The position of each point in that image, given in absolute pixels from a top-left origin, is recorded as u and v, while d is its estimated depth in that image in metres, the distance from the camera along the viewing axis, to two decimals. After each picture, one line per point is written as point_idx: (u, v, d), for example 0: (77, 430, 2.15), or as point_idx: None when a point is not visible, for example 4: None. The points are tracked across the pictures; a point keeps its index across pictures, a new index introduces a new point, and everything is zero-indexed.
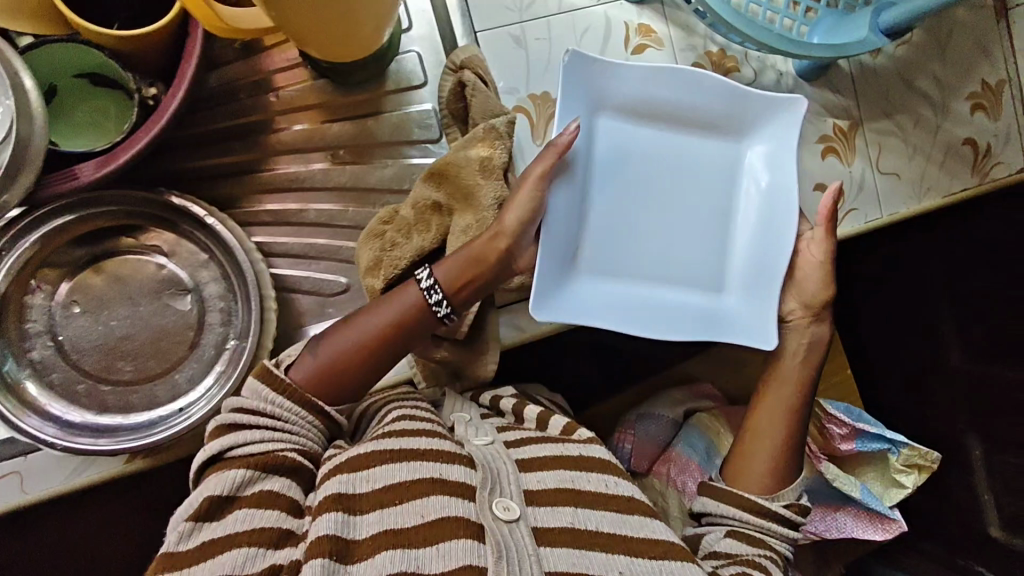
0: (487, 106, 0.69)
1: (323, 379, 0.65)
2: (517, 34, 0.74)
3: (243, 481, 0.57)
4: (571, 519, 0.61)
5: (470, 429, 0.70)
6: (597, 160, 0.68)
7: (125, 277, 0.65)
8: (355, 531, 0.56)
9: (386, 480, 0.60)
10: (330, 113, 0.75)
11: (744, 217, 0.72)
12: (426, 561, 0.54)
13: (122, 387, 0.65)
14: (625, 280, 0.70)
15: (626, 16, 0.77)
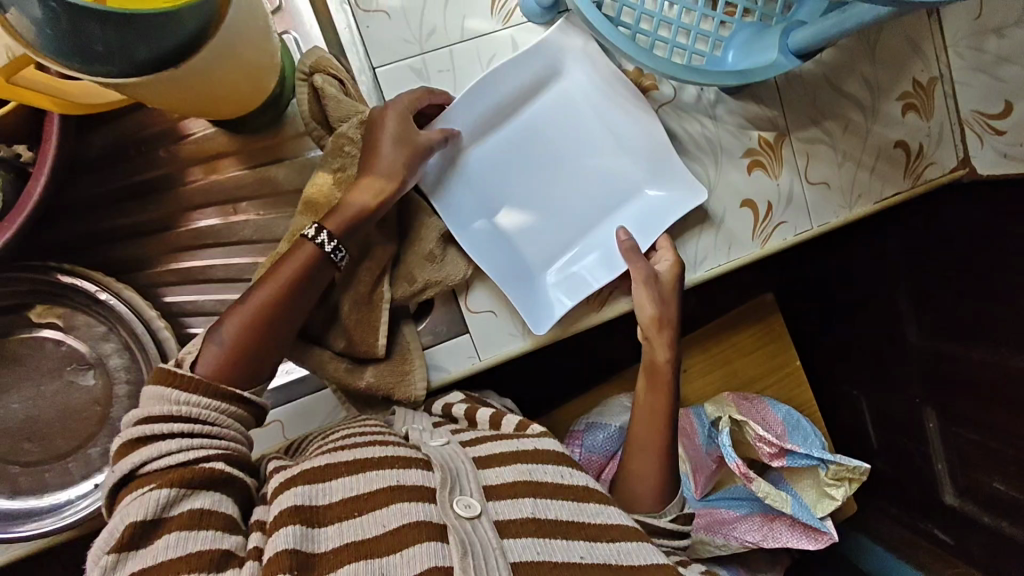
0: (344, 108, 0.66)
1: (230, 365, 0.61)
2: (418, 67, 0.71)
3: (167, 504, 0.53)
4: (531, 510, 0.61)
5: (425, 433, 0.69)
6: (530, 115, 0.74)
7: (24, 357, 0.63)
8: (316, 545, 0.54)
9: (344, 490, 0.58)
10: (230, 162, 0.71)
11: (596, 239, 0.76)
12: (391, 568, 0.53)
13: (32, 468, 0.63)
14: (474, 198, 0.73)
15: (534, 39, 0.73)
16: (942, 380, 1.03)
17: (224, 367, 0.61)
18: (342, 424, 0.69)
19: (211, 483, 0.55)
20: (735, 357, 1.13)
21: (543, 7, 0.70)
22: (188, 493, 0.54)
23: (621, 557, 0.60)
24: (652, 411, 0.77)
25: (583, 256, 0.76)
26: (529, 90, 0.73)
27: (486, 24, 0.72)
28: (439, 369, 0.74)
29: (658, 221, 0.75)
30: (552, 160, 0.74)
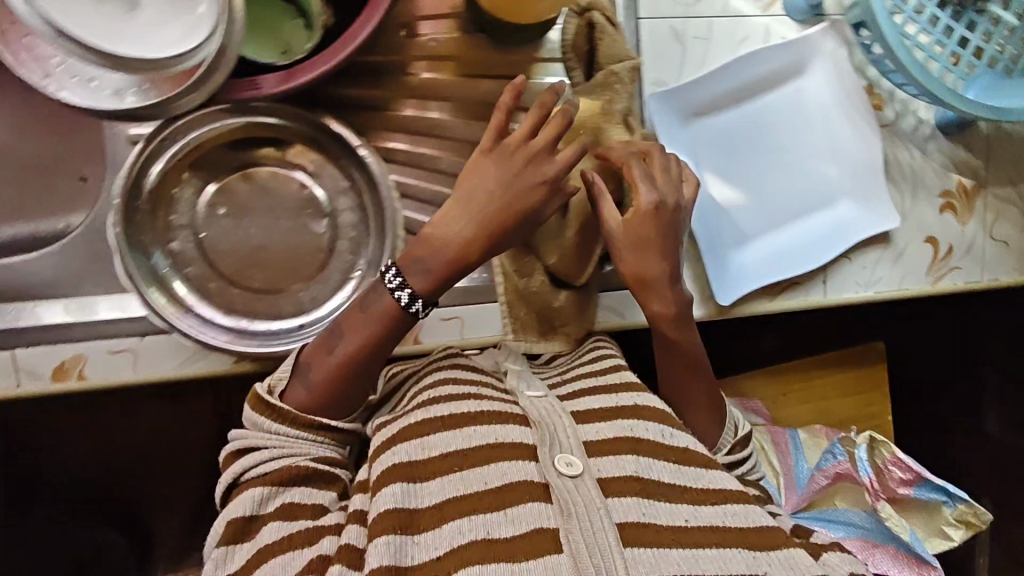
0: (613, 49, 0.69)
1: (319, 394, 0.60)
2: (678, 28, 0.73)
3: (263, 499, 0.55)
4: (634, 468, 0.58)
5: (522, 381, 0.66)
6: (763, 101, 0.76)
7: (269, 188, 0.66)
8: (419, 500, 0.55)
9: (442, 445, 0.58)
10: (469, 66, 0.72)
11: (787, 232, 0.78)
12: (496, 525, 0.52)
13: (252, 293, 0.65)
14: (694, 162, 0.74)
15: (786, 32, 0.76)
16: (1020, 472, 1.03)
17: (312, 405, 0.60)
18: (427, 366, 0.67)
19: (305, 478, 0.57)
20: (833, 396, 1.15)
21: (808, 6, 0.74)
22: (280, 490, 0.56)
23: (727, 518, 0.57)
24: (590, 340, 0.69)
25: (771, 244, 0.78)
26: (768, 79, 0.76)
27: (748, 7, 0.74)
28: (613, 313, 0.78)
29: (847, 234, 0.78)
30: (772, 148, 0.76)
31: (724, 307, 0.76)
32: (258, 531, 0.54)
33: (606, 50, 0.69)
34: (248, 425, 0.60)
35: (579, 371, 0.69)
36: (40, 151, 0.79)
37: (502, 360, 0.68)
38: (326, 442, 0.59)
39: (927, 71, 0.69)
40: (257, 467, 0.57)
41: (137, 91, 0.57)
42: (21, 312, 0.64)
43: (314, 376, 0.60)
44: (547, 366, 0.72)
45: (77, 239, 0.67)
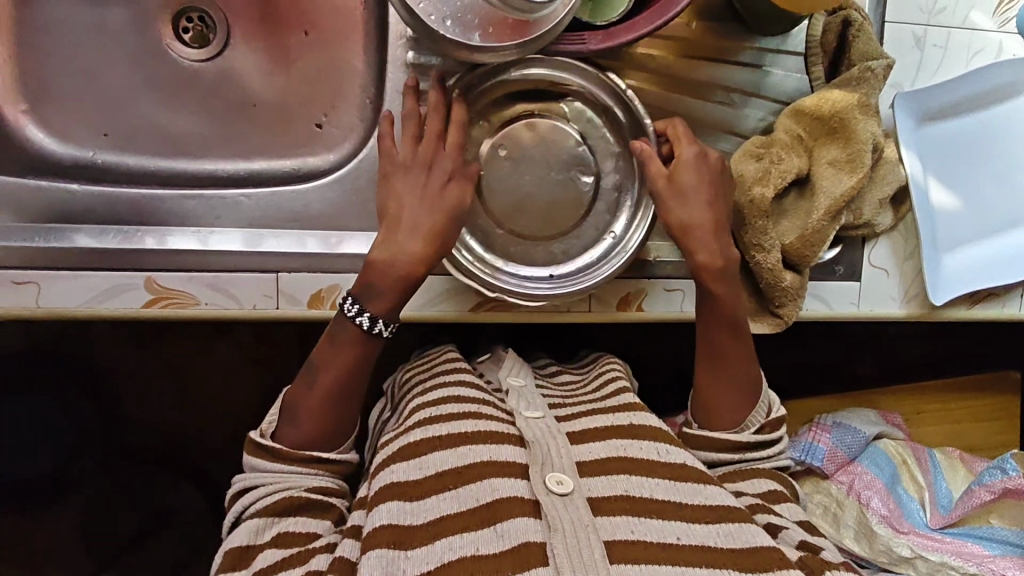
0: (868, 47, 0.72)
1: (311, 422, 0.69)
2: (919, 34, 0.77)
3: (259, 529, 0.63)
4: (624, 488, 0.66)
5: (521, 402, 0.76)
6: (991, 112, 0.78)
7: (549, 139, 0.71)
8: (414, 517, 0.63)
9: (437, 462, 0.67)
10: (706, 50, 0.76)
11: (998, 241, 0.79)
12: (485, 542, 0.60)
13: (515, 237, 0.72)
14: (920, 161, 0.77)
15: (1015, 51, 0.79)
16: None
17: (307, 438, 0.69)
18: (436, 380, 0.80)
19: (303, 507, 0.65)
20: (965, 418, 1.15)
21: None
22: (277, 520, 0.64)
23: (720, 539, 0.62)
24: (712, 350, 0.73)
25: (982, 252, 0.79)
26: (998, 92, 0.78)
27: (986, 22, 0.78)
28: (818, 302, 0.79)
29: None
30: (993, 160, 0.79)
31: (933, 306, 0.79)
32: (257, 552, 0.62)
33: (861, 49, 0.72)
34: (248, 468, 0.69)
35: (585, 398, 0.82)
36: (286, 94, 0.83)
37: (509, 378, 0.81)
38: (322, 475, 0.68)
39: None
40: (260, 502, 0.65)
41: (481, 34, 0.57)
42: (295, 240, 0.71)
43: (307, 429, 0.68)
44: (573, 391, 0.85)
45: (345, 177, 0.72)
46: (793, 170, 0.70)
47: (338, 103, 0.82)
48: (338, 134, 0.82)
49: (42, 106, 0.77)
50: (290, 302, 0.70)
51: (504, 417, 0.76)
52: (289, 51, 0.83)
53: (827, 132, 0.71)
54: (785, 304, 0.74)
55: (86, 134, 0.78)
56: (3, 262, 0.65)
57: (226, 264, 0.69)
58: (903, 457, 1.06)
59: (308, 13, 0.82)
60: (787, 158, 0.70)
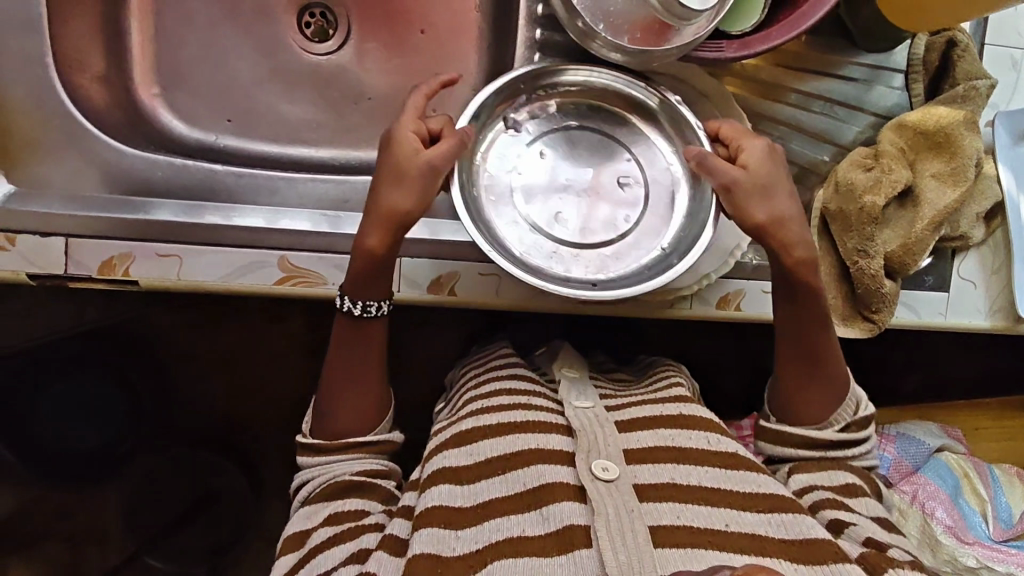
0: (971, 67, 0.76)
1: (338, 412, 0.74)
2: (1017, 57, 0.80)
3: (314, 513, 0.70)
4: (671, 476, 0.68)
5: (574, 391, 0.78)
6: None
7: (591, 151, 0.75)
8: (466, 498, 0.67)
9: (488, 449, 0.71)
10: (811, 64, 0.79)
11: None
12: (530, 524, 0.64)
13: (558, 245, 0.72)
14: (1015, 180, 0.79)
15: None
16: None
17: (338, 427, 0.74)
18: (492, 372, 0.84)
19: (348, 490, 0.71)
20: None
21: None
22: (326, 503, 0.70)
23: (772, 529, 0.65)
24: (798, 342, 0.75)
25: None
26: None
27: None
28: (910, 310, 0.81)
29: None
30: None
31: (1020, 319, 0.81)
32: (313, 532, 0.69)
33: (965, 67, 0.76)
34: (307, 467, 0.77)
35: (638, 392, 0.83)
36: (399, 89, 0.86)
37: (562, 367, 0.82)
38: (361, 459, 0.74)
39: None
40: (310, 488, 0.73)
41: (629, 39, 0.63)
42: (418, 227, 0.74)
43: (337, 422, 0.74)
44: (626, 386, 0.85)
45: None
46: (904, 180, 0.73)
47: (449, 101, 0.86)
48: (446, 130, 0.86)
49: (171, 90, 0.82)
50: (410, 286, 0.74)
51: (554, 406, 0.78)
52: (405, 48, 0.86)
53: (932, 146, 0.75)
54: (882, 308, 0.76)
55: (210, 119, 0.82)
56: (142, 236, 0.68)
57: (354, 248, 0.72)
58: (966, 470, 1.07)
59: (424, 14, 0.86)
60: (897, 168, 0.73)
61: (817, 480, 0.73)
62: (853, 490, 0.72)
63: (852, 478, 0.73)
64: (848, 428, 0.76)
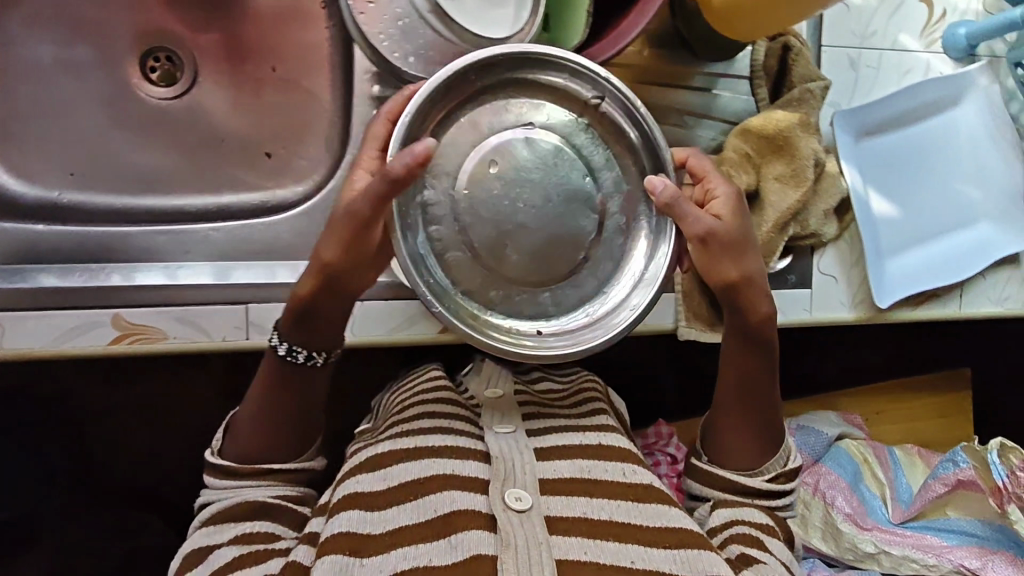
0: (807, 72, 0.77)
1: (255, 440, 0.69)
2: (854, 56, 0.81)
3: (212, 532, 0.64)
4: (584, 509, 0.64)
5: (493, 416, 0.75)
6: (923, 127, 0.83)
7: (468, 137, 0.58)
8: (374, 527, 0.62)
9: (401, 474, 0.67)
10: (654, 76, 0.80)
11: (935, 244, 0.85)
12: (438, 553, 0.59)
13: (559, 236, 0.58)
14: (861, 173, 0.82)
15: (944, 69, 0.84)
16: None
17: (253, 451, 0.69)
18: (419, 394, 0.79)
19: (261, 509, 0.66)
20: (922, 416, 1.19)
21: (968, 44, 0.82)
22: (238, 522, 0.65)
23: (675, 566, 0.61)
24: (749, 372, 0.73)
25: (921, 255, 0.84)
26: (930, 107, 0.83)
27: (913, 43, 0.83)
28: (775, 310, 0.82)
29: (988, 252, 0.85)
30: (924, 173, 0.84)
31: (878, 309, 0.83)
32: (213, 551, 0.63)
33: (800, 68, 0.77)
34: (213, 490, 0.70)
35: (560, 408, 0.78)
36: (251, 130, 0.84)
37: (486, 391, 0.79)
38: (271, 486, 0.69)
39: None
40: (213, 509, 0.66)
41: (441, 71, 0.60)
42: (266, 271, 0.71)
43: (246, 443, 0.69)
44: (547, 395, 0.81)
45: (317, 207, 0.74)
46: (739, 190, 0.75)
47: (305, 139, 0.84)
48: (305, 166, 0.84)
49: (4, 148, 0.78)
50: (260, 332, 0.70)
51: (472, 429, 0.75)
52: (255, 87, 0.84)
53: (773, 150, 0.76)
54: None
55: (51, 175, 0.79)
56: None
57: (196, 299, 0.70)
58: (865, 456, 1.09)
59: (269, 51, 0.84)
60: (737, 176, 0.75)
61: (740, 516, 0.70)
62: (774, 532, 0.69)
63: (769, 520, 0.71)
64: (774, 478, 0.74)
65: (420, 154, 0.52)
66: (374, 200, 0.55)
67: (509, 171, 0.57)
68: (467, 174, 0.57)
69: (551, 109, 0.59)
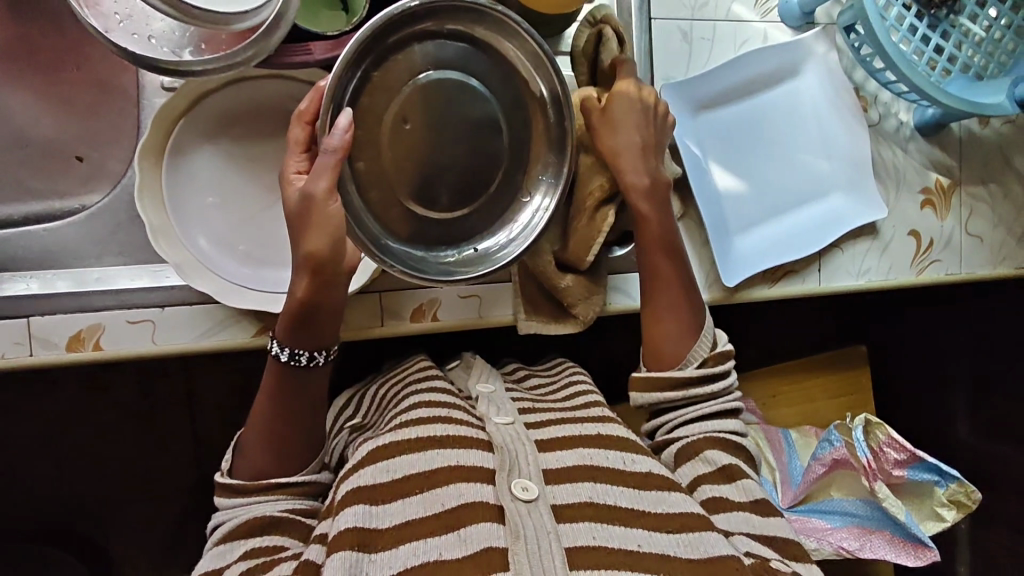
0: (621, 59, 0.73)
1: (267, 454, 0.64)
2: (686, 29, 0.79)
3: (225, 551, 0.58)
4: (589, 494, 0.60)
5: (491, 407, 0.69)
6: (764, 97, 0.82)
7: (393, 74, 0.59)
8: (380, 521, 0.56)
9: (405, 467, 0.60)
10: None
11: (786, 217, 0.83)
12: (448, 546, 0.54)
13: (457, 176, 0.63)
14: (702, 146, 0.80)
15: (781, 39, 0.82)
16: (988, 470, 1.15)
17: (266, 465, 0.64)
18: (411, 383, 0.74)
19: (269, 526, 0.60)
20: (821, 397, 1.13)
21: (802, 12, 0.80)
22: (246, 540, 0.58)
23: (678, 549, 0.57)
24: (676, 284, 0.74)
25: (772, 230, 0.82)
26: (769, 77, 0.82)
27: (748, 13, 0.81)
28: (623, 295, 0.80)
29: (839, 223, 0.83)
30: (768, 144, 0.82)
31: (728, 289, 0.81)
32: (223, 573, 0.56)
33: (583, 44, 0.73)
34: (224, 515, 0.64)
35: (553, 403, 0.76)
36: (61, 133, 0.80)
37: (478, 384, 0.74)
38: (284, 501, 0.62)
39: (914, 68, 0.76)
40: (223, 530, 0.60)
41: (193, 51, 0.56)
42: (48, 281, 0.66)
43: (260, 457, 0.64)
44: (541, 395, 0.78)
45: (107, 210, 0.69)
46: None
47: (119, 140, 0.79)
48: (121, 168, 0.80)
49: None
50: (46, 347, 0.65)
51: (474, 422, 0.69)
52: (62, 87, 0.80)
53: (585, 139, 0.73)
54: (593, 296, 0.77)
55: None
56: None
57: None
58: (758, 439, 1.01)
59: (73, 46, 0.79)
60: None
61: (700, 472, 0.67)
62: (734, 474, 0.66)
63: (730, 459, 0.67)
64: (705, 364, 0.72)
65: (346, 126, 0.54)
66: (330, 178, 0.54)
67: (410, 102, 0.60)
68: (379, 126, 0.59)
69: (443, 46, 0.60)
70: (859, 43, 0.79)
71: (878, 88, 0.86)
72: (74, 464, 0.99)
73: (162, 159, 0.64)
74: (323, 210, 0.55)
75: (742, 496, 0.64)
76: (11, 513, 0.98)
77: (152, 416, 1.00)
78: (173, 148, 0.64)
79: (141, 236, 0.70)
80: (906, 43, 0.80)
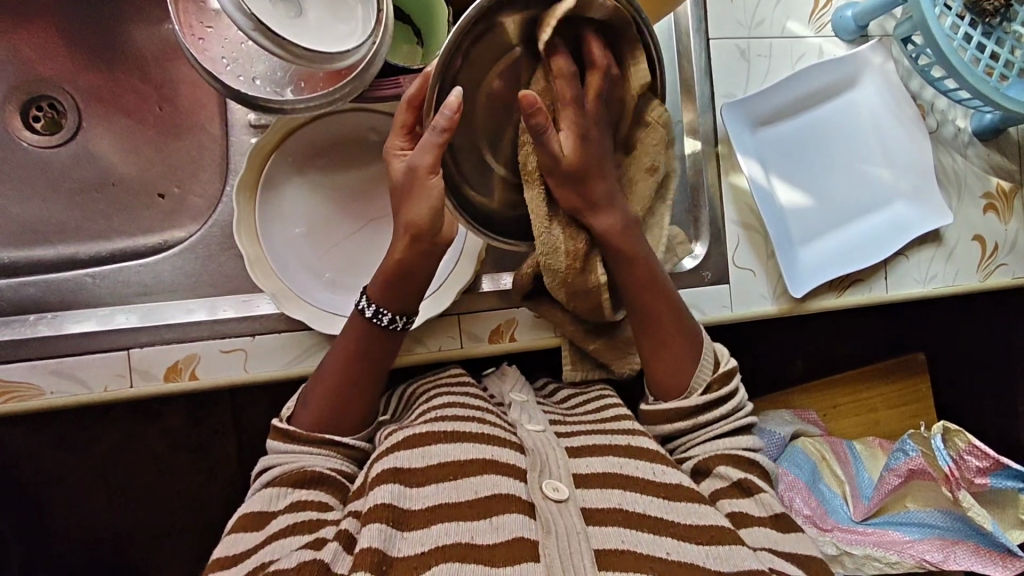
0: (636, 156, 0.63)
1: (326, 413, 0.65)
2: (743, 47, 0.81)
3: (275, 497, 0.60)
4: (618, 501, 0.60)
5: (523, 414, 0.70)
6: (822, 111, 0.83)
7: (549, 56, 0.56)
8: (411, 502, 0.58)
9: (441, 454, 0.61)
10: None
11: (850, 228, 0.83)
12: (479, 533, 0.55)
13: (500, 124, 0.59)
14: (765, 162, 0.82)
15: (836, 51, 0.84)
16: None
17: (321, 421, 0.65)
18: (442, 387, 0.72)
19: (313, 480, 0.61)
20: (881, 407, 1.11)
21: (856, 25, 0.82)
22: (295, 491, 0.60)
23: (709, 560, 0.56)
24: (684, 334, 0.69)
25: (836, 242, 0.83)
26: (827, 91, 0.83)
27: (803, 29, 0.83)
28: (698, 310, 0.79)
29: (903, 232, 0.84)
30: (828, 156, 0.83)
31: (797, 299, 0.82)
32: (271, 520, 0.58)
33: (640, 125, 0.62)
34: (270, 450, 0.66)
35: (583, 415, 0.74)
36: (143, 171, 0.83)
37: (511, 391, 0.74)
38: (333, 459, 0.64)
39: (976, 76, 0.77)
40: (273, 474, 0.62)
41: (294, 89, 0.59)
42: (145, 314, 0.69)
43: (315, 413, 0.65)
44: (570, 408, 0.76)
45: (195, 244, 0.71)
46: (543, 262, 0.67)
47: (198, 174, 0.82)
48: (201, 204, 0.82)
49: None
50: (145, 378, 0.67)
51: (504, 424, 0.69)
52: (143, 126, 0.83)
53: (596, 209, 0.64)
54: (626, 353, 0.78)
55: None
56: None
57: (79, 349, 0.67)
58: (822, 453, 0.97)
59: (159, 91, 0.83)
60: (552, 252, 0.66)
61: (716, 488, 0.66)
62: (753, 488, 0.64)
63: (743, 474, 0.66)
64: (710, 389, 0.69)
65: (455, 106, 0.53)
66: (434, 154, 0.56)
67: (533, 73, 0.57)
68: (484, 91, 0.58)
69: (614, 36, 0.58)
70: (918, 51, 0.80)
71: (934, 96, 0.87)
72: (146, 494, 1.00)
73: (256, 195, 0.66)
74: (425, 183, 0.57)
75: (762, 511, 0.63)
76: (90, 543, 1.00)
77: (217, 446, 1.01)
78: (264, 185, 0.67)
79: (230, 266, 0.72)
80: (963, 49, 0.80)
